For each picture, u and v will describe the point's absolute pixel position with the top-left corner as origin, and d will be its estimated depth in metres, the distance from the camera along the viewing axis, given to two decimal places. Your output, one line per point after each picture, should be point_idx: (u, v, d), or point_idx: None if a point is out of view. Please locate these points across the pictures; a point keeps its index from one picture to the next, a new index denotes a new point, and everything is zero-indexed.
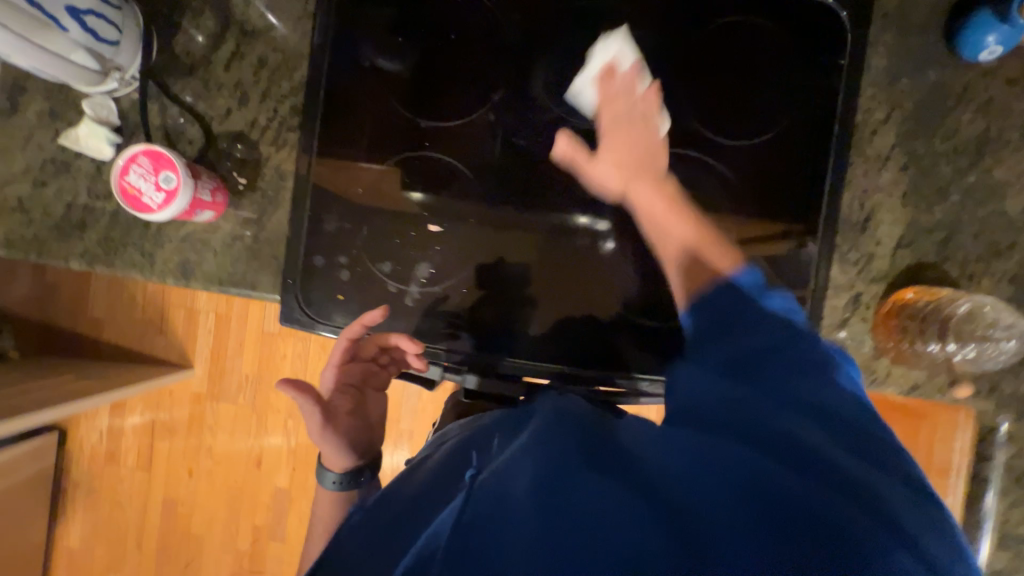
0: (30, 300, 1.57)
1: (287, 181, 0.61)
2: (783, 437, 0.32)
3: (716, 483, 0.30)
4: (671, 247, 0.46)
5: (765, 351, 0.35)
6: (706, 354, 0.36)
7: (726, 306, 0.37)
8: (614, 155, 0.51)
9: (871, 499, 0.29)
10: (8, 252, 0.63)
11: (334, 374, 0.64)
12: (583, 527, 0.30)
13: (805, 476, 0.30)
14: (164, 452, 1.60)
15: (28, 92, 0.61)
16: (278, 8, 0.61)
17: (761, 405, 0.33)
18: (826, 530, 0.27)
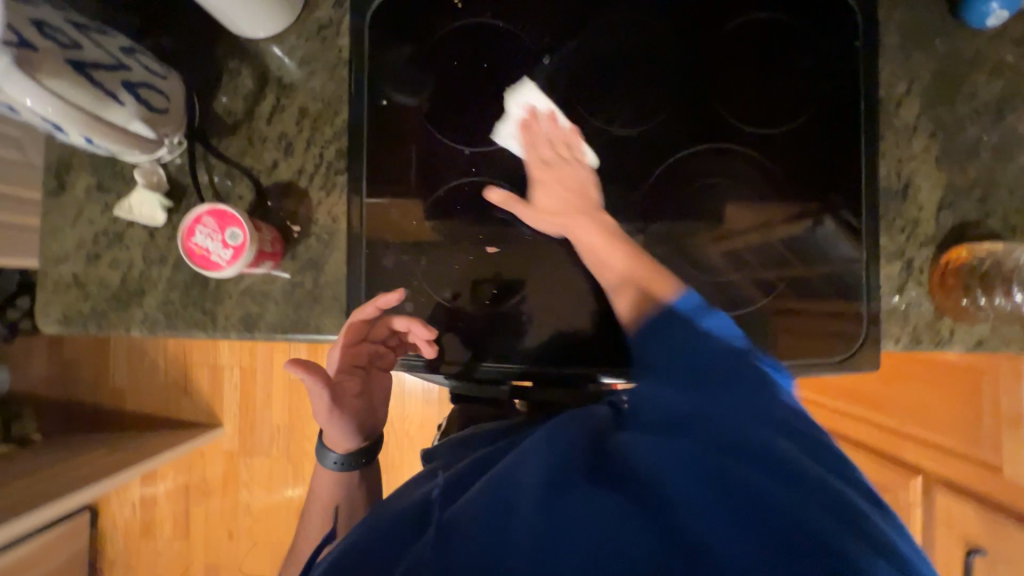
0: (52, 379, 1.56)
1: (340, 223, 0.62)
2: (751, 455, 0.41)
3: (705, 493, 0.39)
4: (625, 275, 0.56)
5: (730, 379, 0.47)
6: (688, 390, 0.47)
7: (694, 343, 0.49)
8: (545, 204, 0.60)
9: (828, 498, 0.38)
10: (67, 329, 0.62)
11: (341, 356, 0.62)
12: (595, 526, 0.38)
13: (770, 484, 0.39)
14: (202, 518, 1.55)
15: (74, 169, 0.62)
16: (313, 60, 0.63)
17: (724, 422, 0.44)
18: (790, 523, 0.36)
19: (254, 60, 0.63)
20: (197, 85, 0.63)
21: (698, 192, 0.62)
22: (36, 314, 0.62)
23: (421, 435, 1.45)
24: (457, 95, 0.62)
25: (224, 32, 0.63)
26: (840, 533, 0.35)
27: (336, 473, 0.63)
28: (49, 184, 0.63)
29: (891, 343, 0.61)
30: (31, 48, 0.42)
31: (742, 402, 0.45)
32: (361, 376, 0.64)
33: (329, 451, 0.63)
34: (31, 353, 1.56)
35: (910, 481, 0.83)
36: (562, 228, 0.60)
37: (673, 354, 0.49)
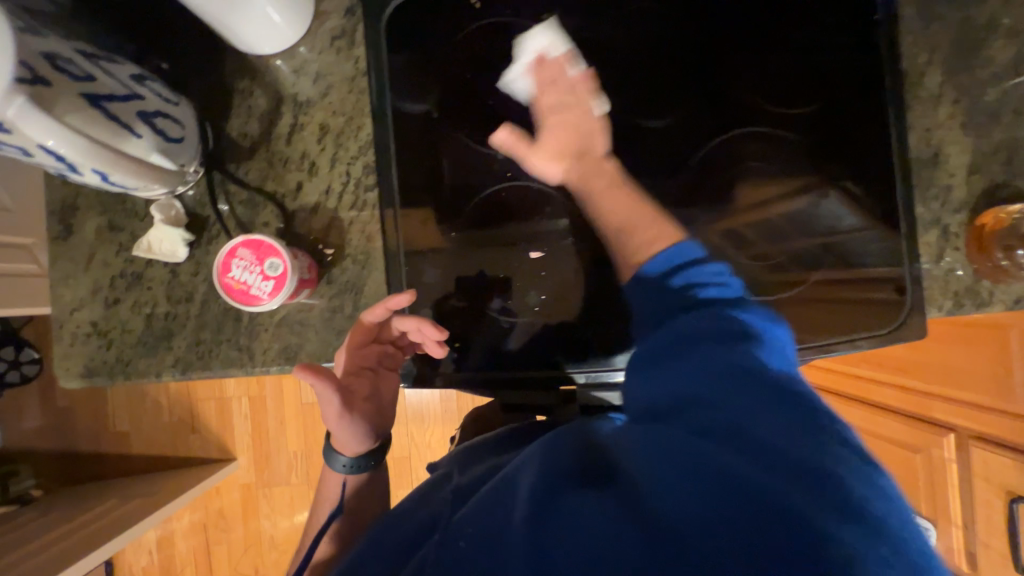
0: (46, 431, 1.48)
1: (376, 241, 0.60)
2: (733, 427, 0.36)
3: (686, 480, 0.34)
4: (631, 229, 0.52)
5: (717, 347, 0.40)
6: (672, 365, 0.41)
7: (676, 321, 0.44)
8: (552, 150, 0.54)
9: (821, 476, 0.32)
10: (91, 381, 0.58)
11: (348, 357, 0.57)
12: (574, 526, 0.35)
13: (757, 463, 0.33)
14: (224, 556, 1.50)
15: (81, 210, 0.59)
16: (329, 73, 0.60)
17: (707, 390, 0.38)
18: (770, 505, 0.31)
19: (267, 79, 0.60)
20: (208, 109, 0.60)
21: (733, 177, 0.62)
22: (55, 368, 0.58)
23: (444, 445, 1.42)
24: (485, 97, 0.59)
25: (232, 52, 0.60)
26: (830, 518, 0.30)
27: (344, 475, 0.59)
28: (55, 228, 0.59)
29: (934, 310, 0.62)
30: (47, 83, 0.39)
31: (731, 365, 0.39)
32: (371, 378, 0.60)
33: (337, 454, 0.59)
34: (20, 406, 1.47)
35: (944, 440, 0.86)
36: (566, 169, 0.55)
37: (665, 331, 0.45)
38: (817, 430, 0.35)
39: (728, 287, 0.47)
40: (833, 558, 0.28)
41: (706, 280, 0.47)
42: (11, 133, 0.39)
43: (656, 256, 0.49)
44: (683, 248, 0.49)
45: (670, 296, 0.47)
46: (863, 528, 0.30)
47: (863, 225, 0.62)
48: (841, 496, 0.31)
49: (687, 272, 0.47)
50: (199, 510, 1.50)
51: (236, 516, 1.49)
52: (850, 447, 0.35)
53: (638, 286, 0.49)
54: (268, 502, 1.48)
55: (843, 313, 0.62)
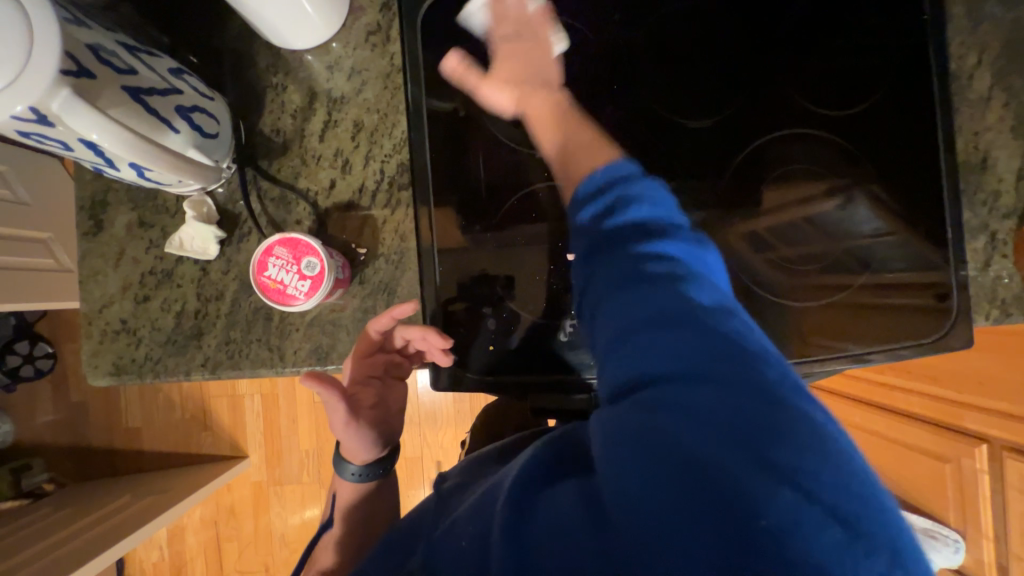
0: (59, 426, 1.47)
1: (410, 241, 0.59)
2: (674, 401, 0.33)
3: (630, 471, 0.32)
4: (573, 153, 0.51)
5: (663, 302, 0.37)
6: (616, 336, 0.38)
7: (623, 269, 0.39)
8: (502, 78, 0.55)
9: (763, 446, 0.30)
10: (119, 380, 0.58)
11: (355, 368, 0.59)
12: (540, 533, 0.35)
13: (694, 436, 0.31)
14: (234, 554, 1.49)
15: (111, 205, 0.58)
16: (364, 69, 0.59)
17: (652, 363, 0.35)
18: (721, 498, 0.29)
19: (301, 74, 0.59)
20: (242, 104, 0.59)
21: (774, 180, 0.61)
22: (83, 366, 0.58)
23: (457, 446, 1.41)
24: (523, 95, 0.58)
25: (266, 47, 0.59)
26: (768, 489, 0.29)
27: (354, 482, 0.61)
28: (85, 224, 0.58)
29: (981, 317, 0.61)
30: (90, 76, 0.38)
31: (675, 328, 0.35)
32: (377, 386, 0.62)
33: (347, 462, 0.61)
34: (33, 401, 1.47)
35: (976, 449, 0.84)
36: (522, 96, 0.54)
37: (604, 283, 0.40)
38: (761, 391, 0.32)
39: (665, 220, 0.42)
40: (773, 532, 0.28)
41: (651, 215, 0.41)
42: (54, 127, 0.37)
43: (588, 177, 0.45)
44: (629, 181, 0.43)
45: (617, 244, 0.41)
46: (804, 495, 0.29)
47: (909, 230, 0.61)
48: (782, 462, 0.30)
49: (620, 194, 0.43)
50: (210, 507, 1.49)
51: (248, 514, 1.49)
52: (795, 402, 0.32)
53: (578, 235, 0.44)
54: (279, 500, 1.47)
55: (884, 320, 0.61)
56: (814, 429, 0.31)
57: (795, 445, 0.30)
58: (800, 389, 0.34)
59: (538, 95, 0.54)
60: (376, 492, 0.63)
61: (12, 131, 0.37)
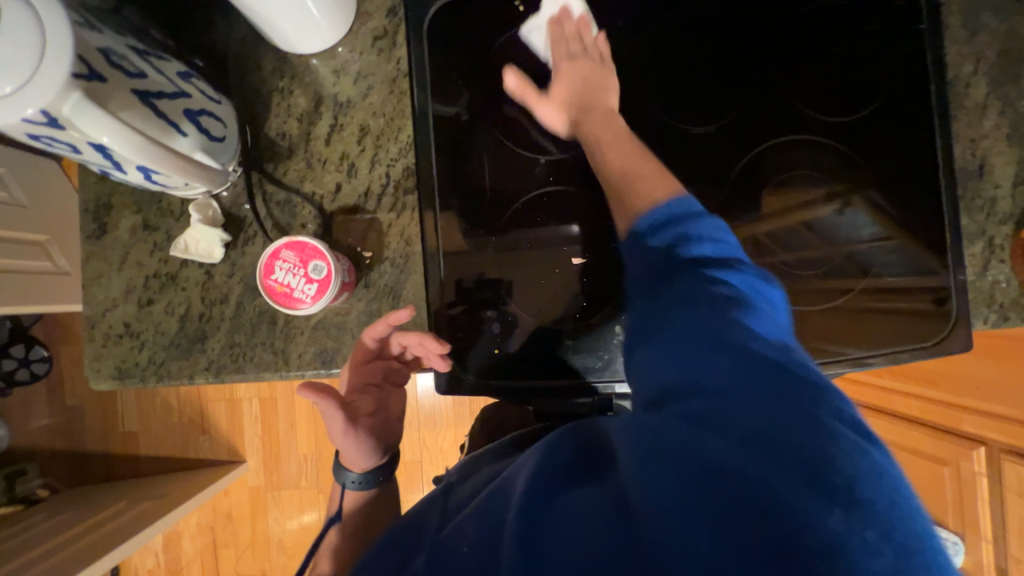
0: (54, 430, 1.46)
1: (415, 244, 0.59)
2: (716, 413, 0.34)
3: (667, 474, 0.32)
4: (630, 179, 0.50)
5: (713, 321, 0.39)
6: (662, 345, 0.40)
7: (673, 284, 0.42)
8: (559, 98, 0.57)
9: (813, 461, 0.30)
10: (122, 383, 0.57)
11: (352, 376, 0.59)
12: (562, 529, 0.34)
13: (736, 446, 0.32)
14: (231, 560, 1.48)
15: (115, 209, 0.58)
16: (370, 74, 0.60)
17: (701, 377, 0.37)
18: (755, 501, 0.29)
19: (308, 78, 0.60)
20: (247, 108, 0.59)
21: (775, 185, 0.62)
22: (86, 370, 0.57)
23: (457, 449, 1.41)
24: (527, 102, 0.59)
25: (273, 51, 0.59)
26: (817, 506, 0.28)
27: (356, 489, 0.61)
28: (88, 227, 0.58)
29: (979, 321, 0.62)
30: (101, 80, 0.38)
31: (719, 341, 0.38)
32: (375, 393, 0.62)
33: (347, 470, 0.61)
34: (28, 405, 1.45)
35: (974, 452, 0.85)
36: (573, 120, 0.56)
37: (655, 294, 0.43)
38: (811, 411, 0.33)
39: (721, 240, 0.45)
40: (818, 551, 0.27)
41: (706, 236, 0.44)
42: (64, 130, 0.38)
43: (649, 211, 0.47)
44: (678, 202, 0.47)
45: (666, 258, 0.44)
46: (853, 516, 0.28)
47: (908, 235, 0.62)
48: (833, 481, 0.29)
49: (676, 225, 0.45)
50: (205, 512, 1.48)
51: (243, 517, 1.47)
52: (846, 427, 0.33)
53: (630, 245, 0.47)
54: (275, 504, 1.46)
55: (884, 324, 0.62)
56: (865, 454, 0.31)
57: (846, 469, 0.30)
58: (854, 421, 0.34)
59: (595, 116, 0.55)
60: (380, 496, 0.62)
61: (21, 134, 0.37)
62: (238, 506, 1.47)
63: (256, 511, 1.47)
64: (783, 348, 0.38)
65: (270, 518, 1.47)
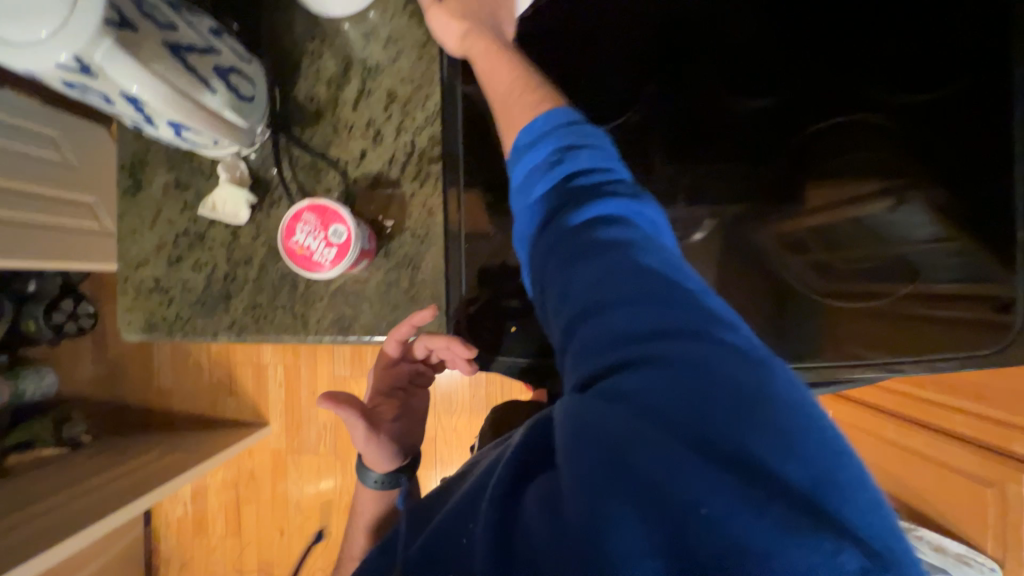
0: (99, 380, 1.56)
1: (437, 216, 0.58)
2: (621, 390, 0.30)
3: (582, 469, 0.29)
4: (503, 106, 0.46)
5: (616, 276, 0.33)
6: (565, 317, 0.35)
7: (575, 244, 0.36)
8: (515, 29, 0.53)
9: (706, 430, 0.27)
10: (151, 336, 0.60)
11: (380, 376, 0.62)
12: (515, 542, 0.31)
13: (641, 428, 0.28)
14: (252, 517, 1.55)
15: (149, 165, 0.59)
16: (400, 38, 0.58)
17: (604, 348, 0.32)
18: (674, 490, 0.26)
19: (338, 41, 0.59)
20: (279, 71, 0.59)
21: (806, 168, 0.60)
22: (119, 321, 0.60)
23: (471, 432, 1.41)
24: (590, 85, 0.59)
25: (305, 13, 0.58)
26: (728, 485, 0.26)
27: (376, 491, 0.59)
28: (125, 182, 0.59)
29: None
30: (133, 28, 0.38)
31: (620, 303, 0.32)
32: (401, 398, 0.63)
33: (368, 469, 0.60)
34: (76, 356, 1.55)
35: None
36: (465, 35, 0.51)
37: (558, 255, 0.37)
38: (715, 373, 0.29)
39: (607, 176, 0.38)
40: (735, 533, 0.25)
41: (587, 171, 0.39)
42: (96, 78, 0.38)
43: (537, 132, 0.41)
44: (568, 135, 0.40)
45: (567, 215, 0.37)
46: (766, 488, 0.26)
47: (976, 232, 0.56)
48: (738, 449, 0.27)
49: (564, 150, 0.40)
50: (229, 469, 1.55)
51: (264, 478, 1.54)
52: (754, 372, 0.29)
53: (539, 207, 0.40)
54: (292, 466, 1.52)
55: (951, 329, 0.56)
56: (768, 398, 0.28)
57: (753, 431, 0.27)
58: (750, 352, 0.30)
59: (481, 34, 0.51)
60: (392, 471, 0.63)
61: (57, 81, 0.38)
62: (258, 467, 1.54)
63: (277, 474, 1.53)
64: (673, 292, 0.32)
65: (288, 480, 1.53)
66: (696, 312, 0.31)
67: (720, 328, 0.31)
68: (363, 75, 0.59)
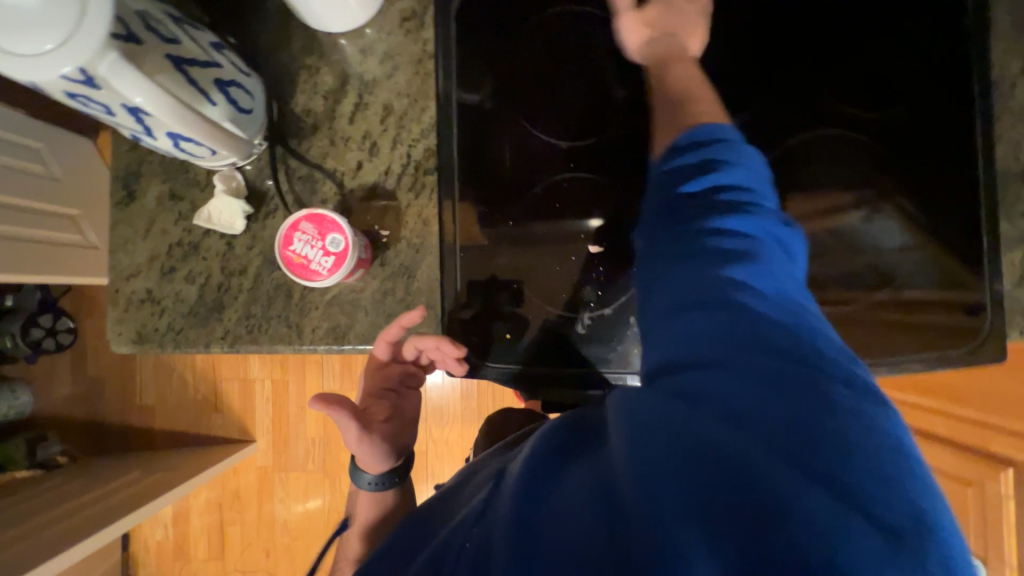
0: (76, 399, 1.51)
1: (432, 225, 0.59)
2: (717, 393, 0.32)
3: (654, 455, 0.31)
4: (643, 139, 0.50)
5: (719, 289, 0.35)
6: (662, 317, 0.37)
7: (693, 248, 0.38)
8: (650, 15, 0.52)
9: (804, 441, 0.29)
10: (141, 348, 0.59)
11: (370, 379, 0.62)
12: (551, 520, 0.33)
13: (730, 432, 0.30)
14: (236, 538, 1.50)
15: (143, 176, 0.59)
16: (396, 54, 0.60)
17: (702, 350, 0.34)
18: (746, 489, 0.28)
19: (335, 56, 0.60)
20: (276, 84, 0.60)
21: (794, 176, 0.60)
22: (108, 332, 0.59)
23: (463, 444, 1.40)
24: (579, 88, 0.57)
25: (303, 29, 0.60)
26: (800, 493, 0.27)
27: (370, 493, 0.60)
28: (118, 193, 0.59)
29: (1015, 332, 0.59)
30: (137, 42, 0.39)
31: (719, 313, 0.35)
32: (393, 399, 0.63)
33: (361, 471, 0.60)
34: (52, 374, 1.50)
35: (1001, 474, 0.80)
36: (652, 42, 0.52)
37: (665, 257, 0.39)
38: (814, 395, 0.30)
39: (752, 199, 0.40)
40: (795, 537, 0.26)
41: (733, 189, 0.40)
42: (99, 89, 0.39)
43: (691, 132, 0.43)
44: (718, 152, 0.42)
45: (683, 223, 0.40)
46: (839, 502, 0.27)
47: (943, 238, 0.59)
48: (819, 464, 0.28)
49: (707, 153, 0.42)
50: (212, 489, 1.51)
51: (250, 497, 1.50)
52: (852, 404, 0.31)
53: (658, 199, 0.43)
54: (279, 482, 1.48)
55: (921, 333, 0.59)
56: (861, 422, 0.30)
57: (839, 450, 0.28)
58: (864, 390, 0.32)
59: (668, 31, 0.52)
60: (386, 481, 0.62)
61: (60, 92, 0.38)
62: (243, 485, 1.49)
63: (263, 492, 1.49)
64: (782, 319, 0.34)
65: (274, 497, 1.49)
66: (806, 339, 0.33)
67: (832, 363, 0.32)
68: (360, 89, 0.60)
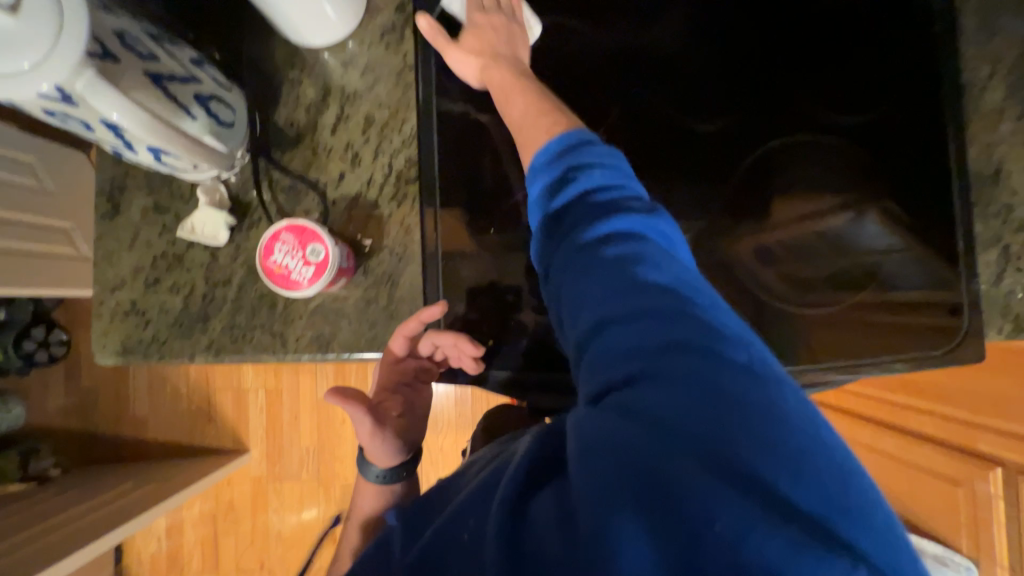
0: (69, 411, 1.50)
1: (414, 234, 0.59)
2: (633, 404, 0.31)
3: (591, 476, 0.30)
4: (522, 129, 0.48)
5: (625, 292, 0.34)
6: (580, 331, 0.36)
7: (587, 258, 0.37)
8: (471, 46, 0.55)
9: (722, 448, 0.28)
10: (126, 359, 0.59)
11: (384, 373, 0.60)
12: (521, 536, 0.32)
13: (652, 441, 0.29)
14: (230, 549, 1.49)
15: (128, 190, 0.60)
16: (377, 66, 0.61)
17: (615, 361, 0.33)
18: (680, 502, 0.27)
19: (317, 69, 0.61)
20: (259, 97, 0.61)
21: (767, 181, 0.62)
22: (93, 344, 0.59)
23: (457, 451, 1.40)
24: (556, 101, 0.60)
25: (285, 43, 0.61)
26: (731, 499, 0.26)
27: (378, 486, 0.59)
28: (103, 207, 0.60)
29: (992, 331, 0.59)
30: (113, 59, 0.40)
31: (631, 320, 0.33)
32: (406, 395, 0.61)
33: (370, 464, 0.59)
34: (45, 387, 1.50)
35: (990, 473, 0.80)
36: (484, 65, 0.54)
37: (571, 269, 0.38)
38: (728, 388, 0.29)
39: (625, 193, 0.39)
40: (729, 542, 0.26)
41: (607, 188, 0.39)
42: (77, 106, 0.39)
43: (556, 141, 0.43)
44: (583, 152, 0.41)
45: (577, 232, 0.39)
46: (771, 504, 0.26)
47: (918, 240, 0.60)
48: (746, 463, 0.27)
49: (576, 157, 0.41)
50: (207, 500, 1.50)
51: (244, 507, 1.49)
52: (766, 389, 0.30)
53: (544, 218, 0.42)
54: (273, 491, 1.48)
55: (906, 332, 0.60)
56: (780, 414, 0.29)
57: (758, 446, 0.28)
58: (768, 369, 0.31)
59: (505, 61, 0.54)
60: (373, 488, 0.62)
61: (38, 109, 0.39)
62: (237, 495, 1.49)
63: (258, 502, 1.48)
64: (690, 311, 0.33)
65: (269, 507, 1.48)
66: (711, 326, 0.32)
67: (739, 345, 0.32)
68: (342, 100, 0.61)
